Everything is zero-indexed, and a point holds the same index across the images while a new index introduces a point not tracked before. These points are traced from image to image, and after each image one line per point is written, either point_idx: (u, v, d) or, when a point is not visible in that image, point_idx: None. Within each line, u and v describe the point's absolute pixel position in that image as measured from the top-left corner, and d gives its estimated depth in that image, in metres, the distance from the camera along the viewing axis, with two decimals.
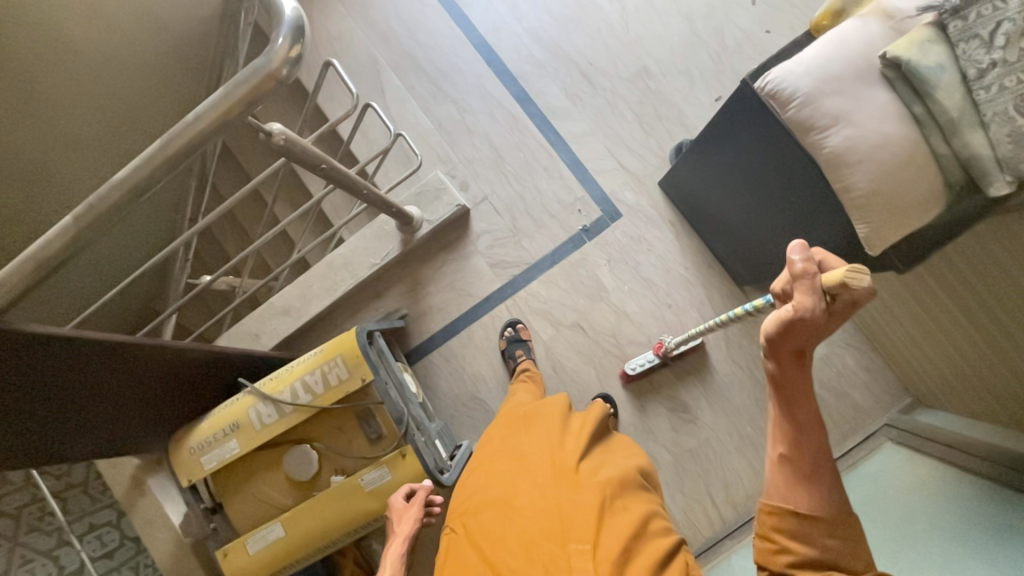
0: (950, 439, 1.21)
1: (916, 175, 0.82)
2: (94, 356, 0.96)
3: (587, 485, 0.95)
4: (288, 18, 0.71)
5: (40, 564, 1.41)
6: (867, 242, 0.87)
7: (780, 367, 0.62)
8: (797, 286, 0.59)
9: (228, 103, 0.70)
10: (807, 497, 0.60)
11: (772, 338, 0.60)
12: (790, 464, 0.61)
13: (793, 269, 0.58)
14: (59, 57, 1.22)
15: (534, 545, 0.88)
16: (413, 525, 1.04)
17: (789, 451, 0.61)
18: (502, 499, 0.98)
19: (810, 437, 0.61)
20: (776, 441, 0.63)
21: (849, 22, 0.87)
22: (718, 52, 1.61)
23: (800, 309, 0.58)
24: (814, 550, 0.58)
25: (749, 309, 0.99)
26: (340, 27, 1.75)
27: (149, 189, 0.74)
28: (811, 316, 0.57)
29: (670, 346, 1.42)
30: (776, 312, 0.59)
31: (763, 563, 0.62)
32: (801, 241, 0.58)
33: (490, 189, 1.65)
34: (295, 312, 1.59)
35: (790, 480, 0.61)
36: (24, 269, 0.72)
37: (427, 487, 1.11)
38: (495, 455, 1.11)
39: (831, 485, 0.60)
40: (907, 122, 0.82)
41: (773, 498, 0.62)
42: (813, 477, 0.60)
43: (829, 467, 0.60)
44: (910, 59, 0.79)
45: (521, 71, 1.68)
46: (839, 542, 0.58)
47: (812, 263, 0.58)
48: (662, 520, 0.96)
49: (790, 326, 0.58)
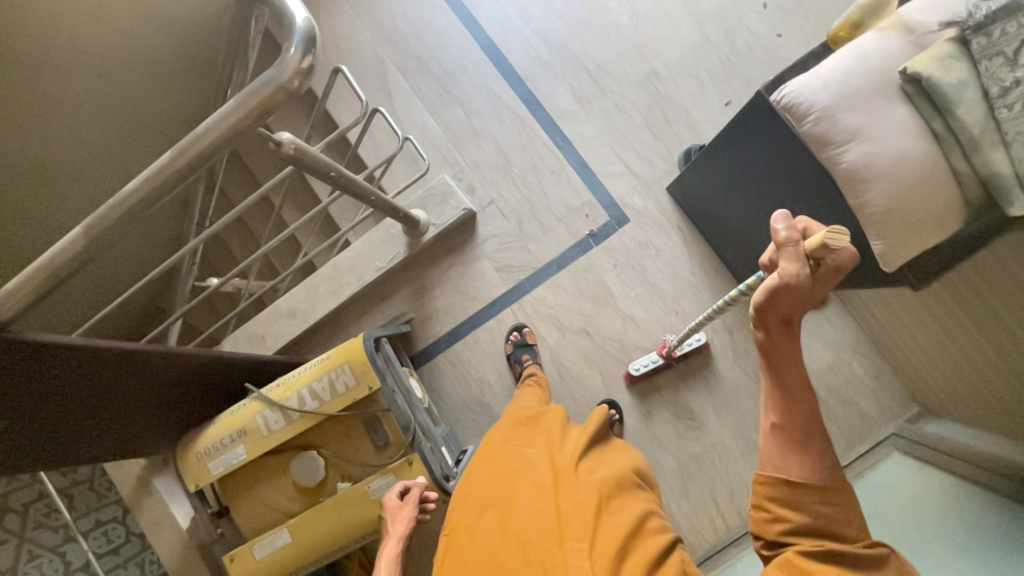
0: (958, 449, 1.20)
1: (934, 191, 0.81)
2: (101, 362, 0.95)
3: (586, 484, 0.96)
4: (301, 29, 0.71)
5: (47, 560, 1.46)
6: (882, 259, 0.85)
7: (771, 336, 0.70)
8: (783, 254, 0.68)
9: (238, 115, 0.69)
10: (798, 466, 0.69)
11: (761, 306, 0.69)
12: (782, 432, 0.71)
13: (777, 238, 0.68)
14: (71, 60, 1.23)
15: (531, 544, 0.88)
16: (407, 525, 1.03)
17: (781, 419, 0.71)
18: (501, 499, 0.98)
19: (801, 408, 0.70)
20: (769, 411, 0.72)
21: (867, 34, 0.86)
22: (728, 56, 1.59)
23: (786, 275, 0.67)
24: (806, 516, 0.67)
25: (744, 289, 0.99)
26: (346, 28, 1.74)
27: (160, 200, 0.73)
28: (794, 280, 0.66)
29: (672, 345, 1.43)
30: (763, 281, 0.69)
31: (760, 531, 0.72)
32: (785, 213, 0.68)
33: (497, 192, 1.64)
34: (301, 314, 1.59)
35: (783, 448, 0.70)
36: (36, 278, 0.72)
37: (422, 486, 1.11)
38: (495, 455, 1.10)
39: (820, 455, 0.69)
40: (926, 138, 0.81)
41: (767, 469, 0.71)
42: (803, 445, 0.69)
43: (818, 433, 0.70)
44: (932, 75, 0.77)
45: (529, 73, 1.67)
46: (830, 508, 0.67)
47: (795, 233, 0.68)
48: (658, 519, 0.96)
49: (777, 292, 0.67)
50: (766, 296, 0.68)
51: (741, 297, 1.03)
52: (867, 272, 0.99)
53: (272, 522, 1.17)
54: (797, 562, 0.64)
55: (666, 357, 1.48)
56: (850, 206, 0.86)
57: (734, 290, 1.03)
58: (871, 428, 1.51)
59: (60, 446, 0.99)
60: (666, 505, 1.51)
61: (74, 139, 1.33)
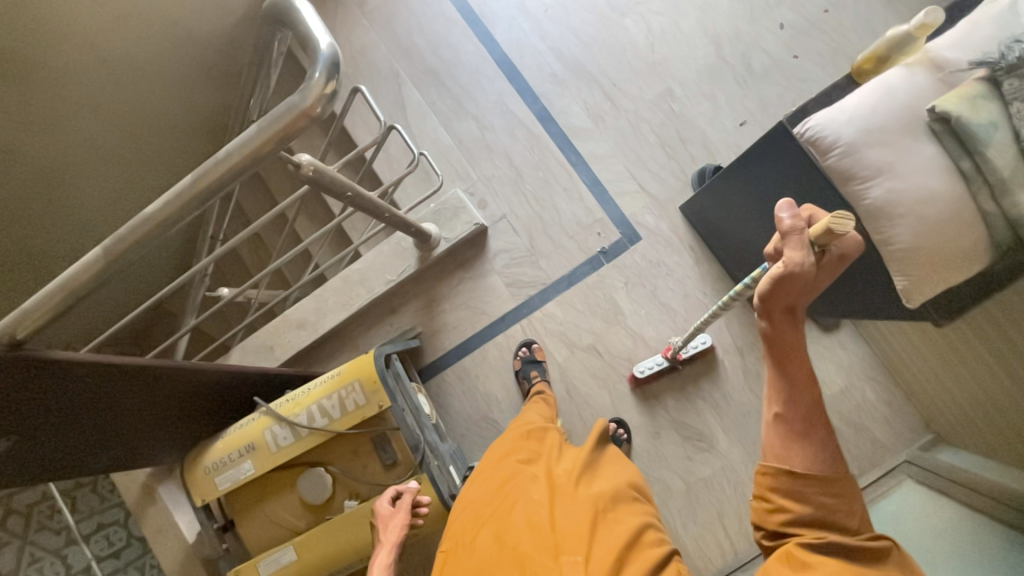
0: (974, 481, 1.18)
1: (961, 230, 0.80)
2: (113, 377, 0.95)
3: (582, 497, 0.96)
4: (324, 54, 0.70)
5: (49, 563, 1.46)
6: (905, 295, 0.84)
7: (774, 325, 0.71)
8: (788, 242, 0.69)
9: (262, 139, 0.69)
10: (800, 456, 0.68)
11: (765, 296, 0.70)
12: (784, 423, 0.70)
13: (783, 226, 0.69)
14: (91, 69, 1.24)
15: (528, 559, 0.87)
16: (400, 533, 1.02)
17: (784, 410, 0.70)
18: (499, 514, 0.97)
19: (803, 398, 0.69)
20: (772, 402, 0.72)
21: (894, 70, 0.85)
22: (744, 76, 1.59)
23: (791, 263, 0.67)
24: (809, 508, 0.66)
25: (749, 282, 0.98)
26: (362, 41, 1.75)
27: (179, 222, 0.73)
28: (798, 269, 0.67)
29: (676, 347, 1.41)
30: (767, 270, 0.70)
31: (761, 521, 0.70)
32: (789, 202, 0.69)
33: (508, 207, 1.64)
34: (310, 325, 1.59)
35: (784, 439, 0.70)
36: (54, 298, 0.71)
37: (413, 491, 1.10)
38: (494, 469, 1.09)
39: (822, 445, 0.68)
40: (954, 177, 0.80)
41: (769, 460, 0.70)
42: (806, 435, 0.69)
43: (819, 423, 0.69)
44: (961, 114, 0.77)
45: (543, 89, 1.67)
46: (833, 500, 0.66)
47: (800, 221, 0.69)
48: (655, 531, 0.95)
49: (782, 281, 0.68)
50: (770, 286, 0.69)
51: (747, 291, 1.01)
52: (885, 303, 0.98)
53: (280, 539, 1.16)
54: (797, 555, 0.63)
55: (671, 359, 1.46)
56: (873, 241, 0.85)
57: (740, 284, 1.01)
58: (884, 454, 1.49)
59: (68, 459, 0.99)
60: (673, 527, 1.49)
61: (89, 144, 1.33)
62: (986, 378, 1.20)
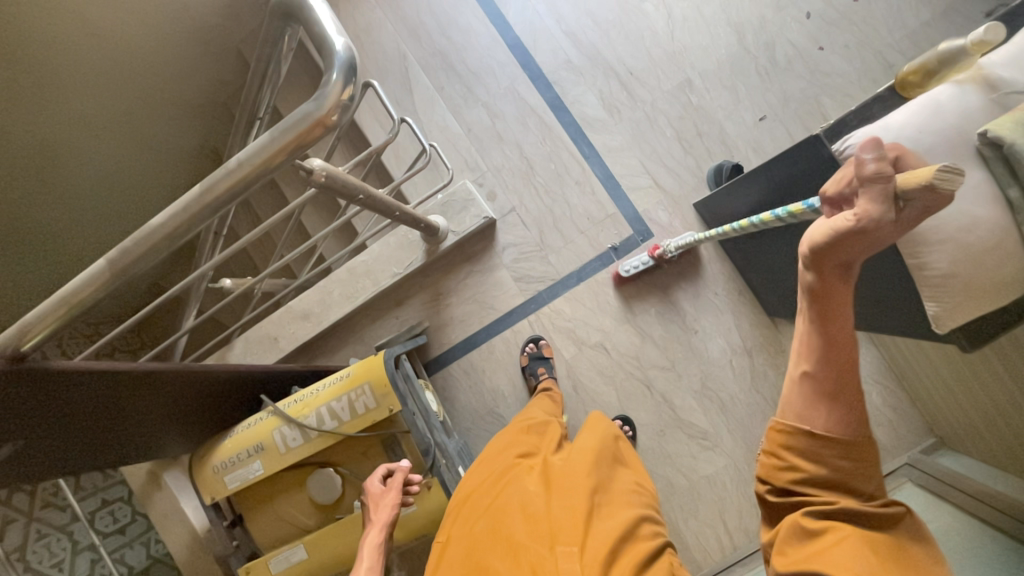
0: (971, 486, 1.20)
1: (1001, 260, 0.78)
2: (121, 384, 0.94)
3: (577, 487, 0.97)
4: (341, 56, 0.65)
5: (54, 538, 1.47)
6: (936, 320, 0.83)
7: (821, 278, 0.65)
8: (868, 191, 0.59)
9: (273, 150, 0.65)
10: (824, 419, 0.65)
11: (818, 247, 0.63)
12: (813, 381, 0.66)
13: (864, 172, 0.58)
14: (82, 42, 1.17)
15: (521, 548, 0.87)
16: (391, 512, 1.03)
17: (813, 368, 0.66)
18: (495, 504, 0.97)
19: (839, 357, 0.65)
20: (802, 359, 0.68)
21: (944, 86, 0.82)
22: (767, 69, 1.53)
23: (865, 218, 0.59)
24: (823, 469, 0.65)
25: (782, 214, 0.97)
26: (368, 19, 1.67)
27: (188, 236, 0.69)
28: (871, 225, 0.59)
29: (665, 248, 1.45)
30: (833, 220, 0.62)
31: (768, 476, 0.70)
32: (876, 141, 0.57)
33: (518, 200, 1.59)
34: (314, 317, 1.56)
35: (811, 398, 0.66)
36: (57, 312, 0.69)
37: (405, 470, 1.09)
38: (490, 463, 1.09)
39: (850, 410, 0.64)
40: (999, 204, 0.77)
41: (789, 418, 0.68)
42: (835, 396, 0.65)
43: (851, 385, 0.65)
44: (1014, 140, 0.73)
45: (557, 77, 1.60)
46: (848, 463, 0.64)
47: (886, 165, 0.58)
48: (651, 525, 0.97)
49: (844, 235, 0.61)
50: (828, 240, 0.62)
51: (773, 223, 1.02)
52: (907, 317, 0.97)
53: (289, 536, 1.17)
54: (802, 523, 0.64)
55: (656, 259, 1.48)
56: (908, 264, 0.83)
57: (769, 214, 1.01)
58: (884, 456, 1.51)
59: (71, 461, 0.98)
60: (673, 522, 1.52)
61: (83, 123, 1.28)
62: (997, 391, 1.20)
